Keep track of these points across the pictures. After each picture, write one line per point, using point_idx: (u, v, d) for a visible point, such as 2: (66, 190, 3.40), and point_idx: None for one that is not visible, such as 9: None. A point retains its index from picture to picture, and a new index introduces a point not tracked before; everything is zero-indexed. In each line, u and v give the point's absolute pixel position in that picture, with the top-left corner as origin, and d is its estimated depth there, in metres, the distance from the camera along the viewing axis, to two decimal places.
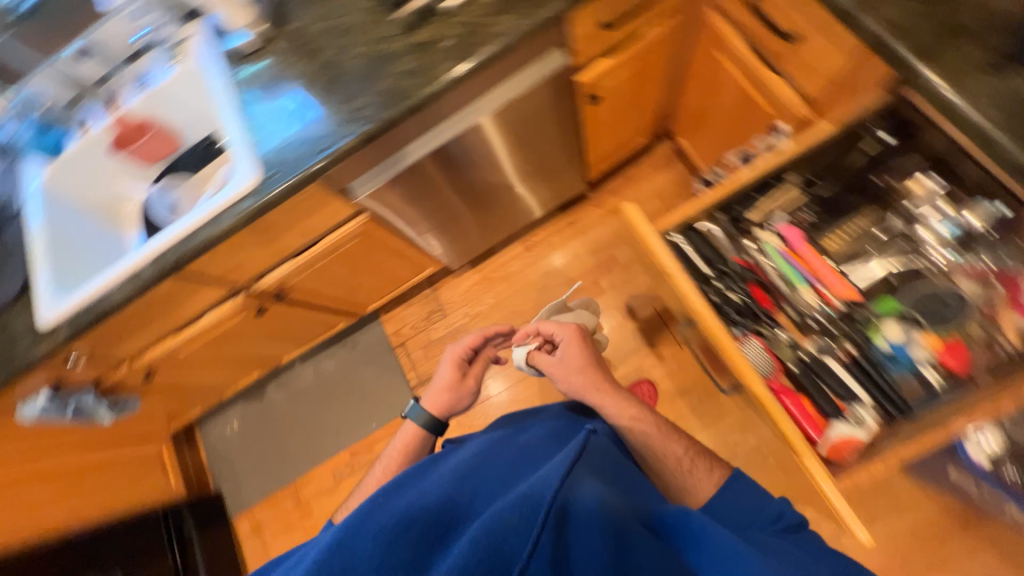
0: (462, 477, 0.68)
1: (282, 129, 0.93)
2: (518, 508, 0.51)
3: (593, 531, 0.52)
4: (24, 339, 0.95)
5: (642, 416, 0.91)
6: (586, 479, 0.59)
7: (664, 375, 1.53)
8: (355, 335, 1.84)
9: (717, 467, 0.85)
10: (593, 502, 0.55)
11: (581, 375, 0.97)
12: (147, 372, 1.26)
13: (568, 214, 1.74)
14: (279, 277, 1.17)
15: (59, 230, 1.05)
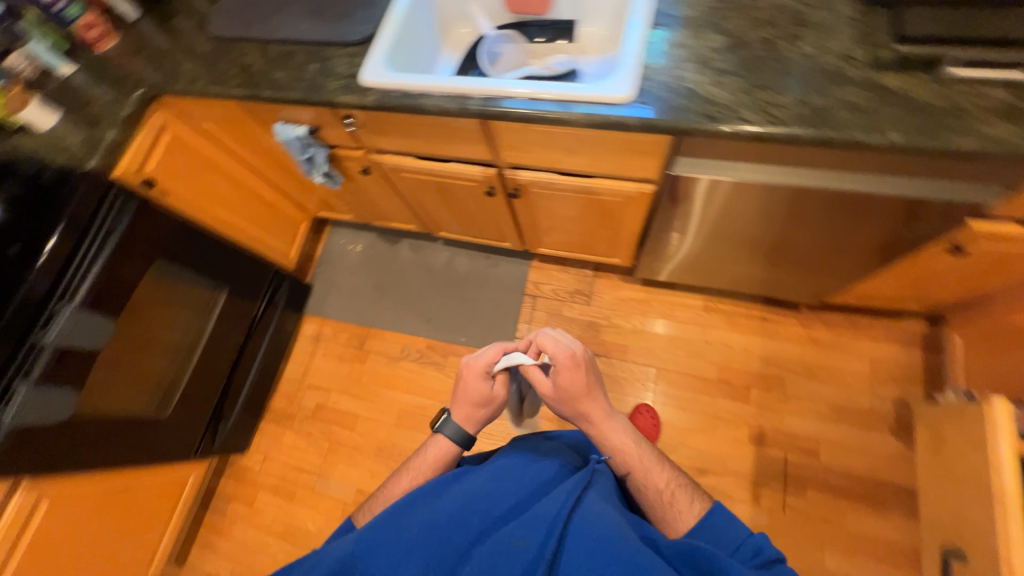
0: (492, 478, 0.73)
1: (690, 70, 0.85)
2: (534, 524, 0.63)
3: (594, 538, 0.61)
4: (341, 80, 1.01)
5: (628, 438, 0.85)
6: (598, 497, 0.68)
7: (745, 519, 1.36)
8: (501, 259, 1.82)
9: (697, 495, 0.79)
10: (604, 519, 0.63)
11: (582, 405, 0.84)
12: (365, 167, 1.30)
13: (764, 313, 1.57)
14: (529, 180, 1.14)
15: (408, 21, 1.07)
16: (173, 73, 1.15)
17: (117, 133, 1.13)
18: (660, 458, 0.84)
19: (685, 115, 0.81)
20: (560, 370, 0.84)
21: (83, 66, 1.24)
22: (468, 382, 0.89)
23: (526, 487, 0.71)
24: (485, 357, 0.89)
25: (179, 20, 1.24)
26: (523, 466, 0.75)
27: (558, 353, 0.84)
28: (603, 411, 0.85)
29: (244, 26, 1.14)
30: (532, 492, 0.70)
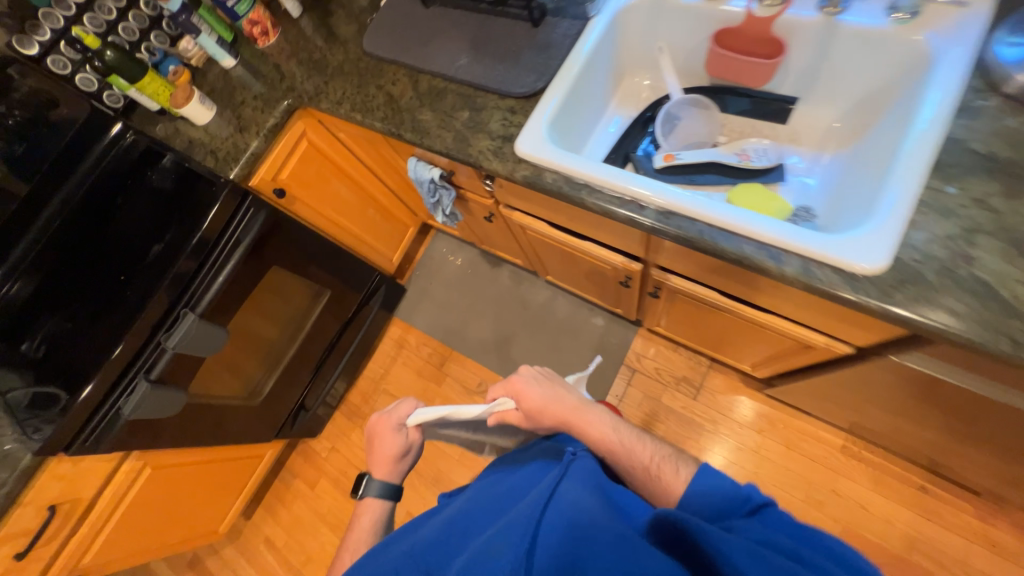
0: (472, 501, 0.65)
1: (998, 252, 0.58)
2: (501, 531, 0.52)
3: (563, 530, 0.49)
4: (493, 141, 0.87)
5: (609, 421, 0.74)
6: (576, 485, 0.57)
7: None
8: (604, 317, 1.64)
9: (679, 460, 0.68)
10: (578, 507, 0.52)
11: (559, 410, 0.75)
12: (491, 214, 1.17)
13: (926, 483, 1.23)
14: (684, 288, 0.93)
15: (580, 84, 0.88)
16: (322, 87, 1.08)
17: (261, 142, 1.11)
18: (645, 436, 0.73)
19: (968, 327, 0.55)
20: (521, 388, 0.78)
21: (243, 60, 1.22)
22: (379, 435, 0.82)
23: (502, 502, 0.62)
24: (390, 411, 0.83)
25: (338, 23, 1.16)
26: (504, 483, 0.67)
27: (518, 378, 0.80)
28: (571, 406, 0.76)
29: (402, 49, 1.02)
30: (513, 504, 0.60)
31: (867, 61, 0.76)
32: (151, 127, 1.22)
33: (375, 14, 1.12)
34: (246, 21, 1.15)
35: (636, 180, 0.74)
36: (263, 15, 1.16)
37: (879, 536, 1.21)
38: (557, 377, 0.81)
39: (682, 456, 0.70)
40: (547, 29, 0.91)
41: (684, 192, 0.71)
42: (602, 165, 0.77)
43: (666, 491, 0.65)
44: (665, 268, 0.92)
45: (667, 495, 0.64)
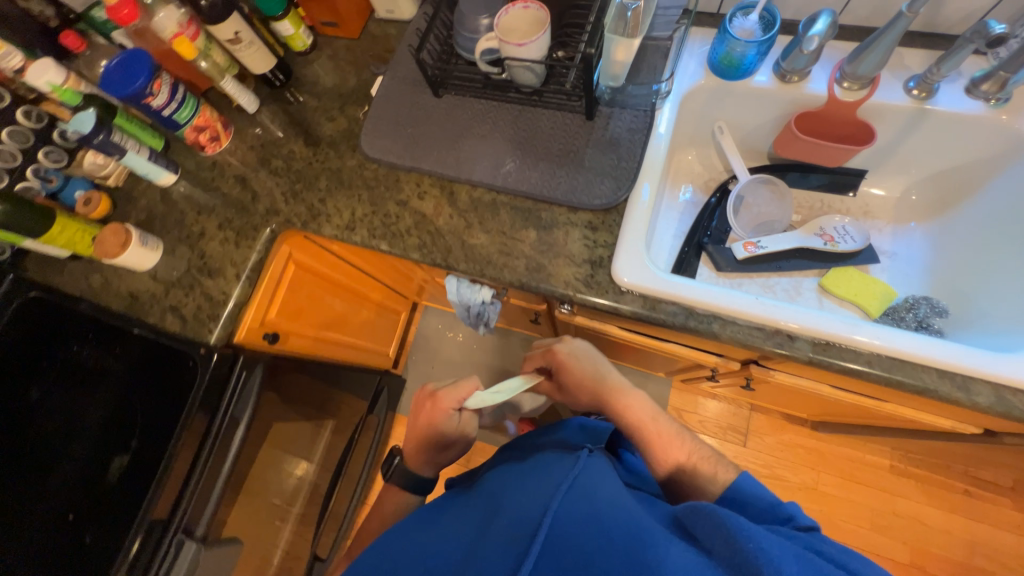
0: (474, 502, 0.62)
1: None
2: (518, 521, 0.51)
3: (578, 513, 0.50)
4: (581, 267, 0.72)
5: (650, 409, 0.73)
6: (594, 478, 0.56)
7: None
8: (635, 376, 1.54)
9: (718, 462, 0.66)
10: (596, 498, 0.53)
11: (601, 394, 0.76)
12: (539, 317, 1.02)
13: (967, 488, 1.31)
14: (791, 383, 0.86)
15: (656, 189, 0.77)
16: (319, 206, 0.85)
17: (245, 287, 0.84)
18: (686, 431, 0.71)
19: None
20: (564, 357, 0.81)
21: (186, 172, 0.94)
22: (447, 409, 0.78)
23: (501, 494, 0.60)
24: (453, 391, 0.78)
25: (316, 117, 0.93)
26: (505, 476, 0.64)
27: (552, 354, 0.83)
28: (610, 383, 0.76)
29: (423, 152, 0.83)
30: (524, 487, 0.59)
31: (955, 143, 0.73)
32: (62, 277, 0.89)
33: (368, 105, 0.91)
34: (190, 128, 0.87)
35: (778, 309, 0.64)
36: (211, 117, 0.89)
37: (941, 547, 1.27)
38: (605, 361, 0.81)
39: (722, 459, 0.67)
40: (608, 121, 0.78)
41: (835, 315, 0.63)
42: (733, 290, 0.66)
43: (702, 481, 0.64)
44: (771, 367, 0.84)
45: (700, 491, 0.64)
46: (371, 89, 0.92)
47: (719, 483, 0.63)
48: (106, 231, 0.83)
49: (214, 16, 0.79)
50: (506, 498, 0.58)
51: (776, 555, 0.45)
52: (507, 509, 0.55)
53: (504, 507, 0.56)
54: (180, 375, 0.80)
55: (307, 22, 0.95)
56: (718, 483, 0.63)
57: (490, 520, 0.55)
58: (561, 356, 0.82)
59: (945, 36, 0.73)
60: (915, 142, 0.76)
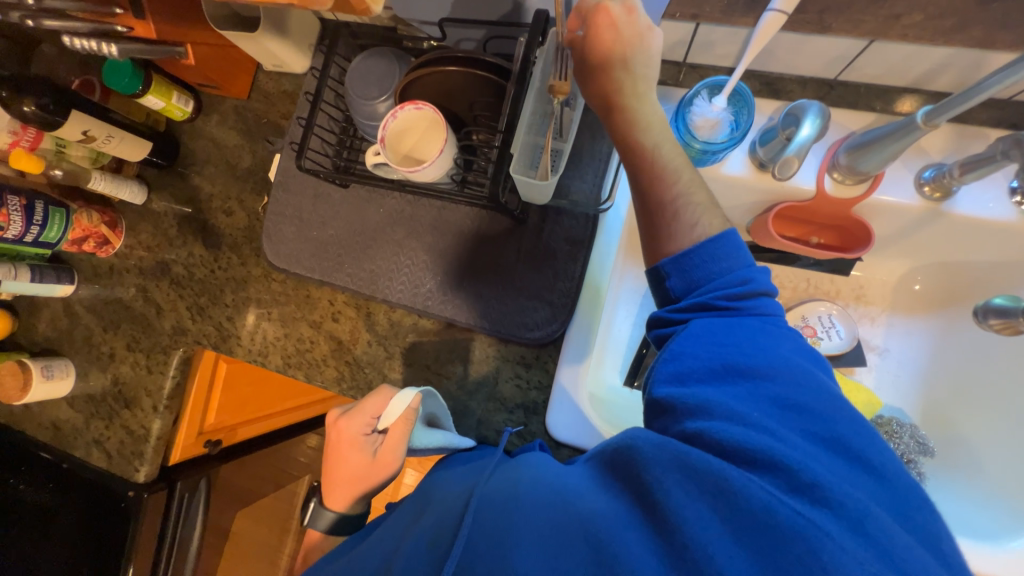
0: (407, 503, 0.50)
1: None
2: (434, 528, 0.41)
3: (505, 505, 0.39)
4: (512, 414, 0.64)
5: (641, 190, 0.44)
6: (524, 461, 0.44)
7: None
8: None
9: (704, 209, 0.43)
10: (523, 478, 0.41)
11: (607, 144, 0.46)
12: None
13: None
14: None
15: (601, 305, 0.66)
16: (228, 324, 0.76)
17: (165, 418, 0.78)
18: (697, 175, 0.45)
19: None
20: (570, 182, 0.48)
21: (85, 277, 0.83)
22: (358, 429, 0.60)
23: (429, 491, 0.49)
24: (357, 412, 0.60)
25: (213, 208, 0.79)
26: (440, 470, 0.53)
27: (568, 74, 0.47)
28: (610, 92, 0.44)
29: (333, 263, 0.71)
30: (446, 484, 0.48)
31: (973, 243, 0.59)
32: None
33: (267, 193, 0.76)
34: (67, 242, 0.76)
35: None
36: (90, 223, 0.76)
37: None
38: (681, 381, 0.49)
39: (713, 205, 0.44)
40: (542, 228, 0.64)
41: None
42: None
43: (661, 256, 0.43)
44: None
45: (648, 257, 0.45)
46: (269, 172, 0.77)
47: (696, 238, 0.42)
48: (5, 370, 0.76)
49: (48, 122, 0.64)
50: (429, 493, 0.48)
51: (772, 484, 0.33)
52: (425, 510, 0.44)
53: (422, 509, 0.45)
54: (119, 517, 0.78)
55: (182, 86, 0.77)
56: (690, 241, 0.42)
57: (414, 518, 0.45)
58: (590, 14, 0.45)
59: (983, 100, 0.55)
60: (922, 238, 0.61)
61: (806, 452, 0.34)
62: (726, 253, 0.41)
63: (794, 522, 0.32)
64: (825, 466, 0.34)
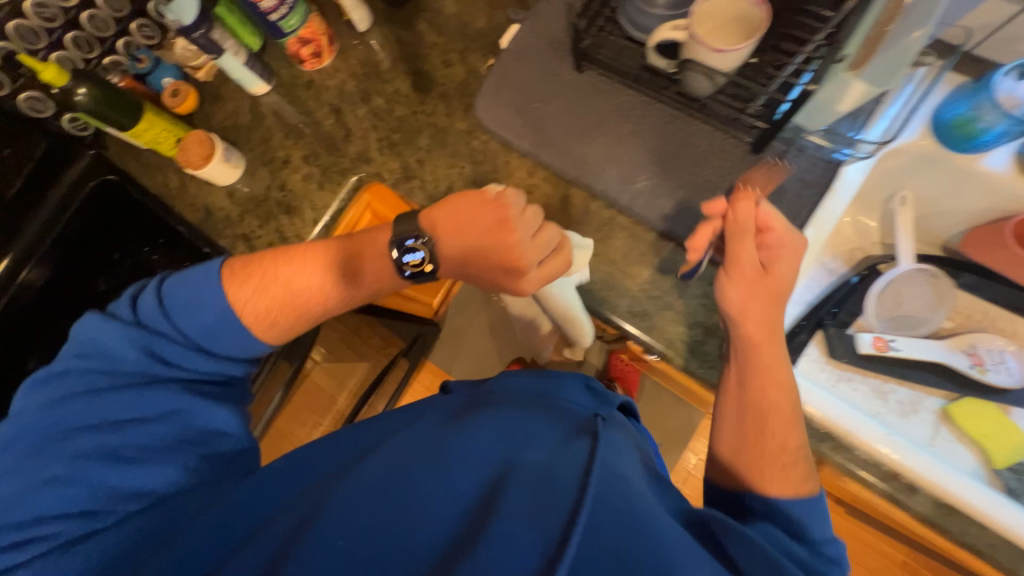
0: (480, 416, 0.47)
1: None
2: (540, 483, 0.38)
3: (625, 500, 0.38)
4: (690, 330, 0.63)
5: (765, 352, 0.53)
6: (625, 455, 0.43)
7: None
8: None
9: (790, 466, 0.48)
10: (631, 487, 0.39)
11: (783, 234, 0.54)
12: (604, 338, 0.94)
13: None
14: (842, 488, 0.79)
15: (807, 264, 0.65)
16: (414, 168, 0.76)
17: (320, 236, 0.78)
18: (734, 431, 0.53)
19: None
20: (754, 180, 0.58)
21: (279, 82, 0.84)
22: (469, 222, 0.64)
23: (516, 423, 0.45)
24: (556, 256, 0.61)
25: (432, 57, 0.80)
26: (511, 393, 0.51)
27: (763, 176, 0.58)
28: (760, 270, 0.54)
29: (544, 138, 0.71)
30: (535, 432, 0.44)
31: None
32: (138, 166, 0.85)
33: (493, 57, 0.77)
34: (295, 38, 0.77)
35: (920, 454, 0.55)
36: (319, 29, 0.78)
37: None
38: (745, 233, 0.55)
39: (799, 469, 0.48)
40: (778, 164, 0.64)
41: (945, 462, 0.56)
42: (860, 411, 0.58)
43: (752, 483, 0.48)
44: (840, 476, 0.76)
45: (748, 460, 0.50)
46: (502, 39, 0.77)
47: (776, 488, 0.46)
48: (191, 137, 0.76)
49: None
50: (519, 428, 0.44)
51: None
52: (521, 450, 0.42)
53: (524, 449, 0.42)
54: None
55: None
56: (783, 490, 0.46)
57: (503, 453, 0.42)
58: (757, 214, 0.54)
59: None
60: None
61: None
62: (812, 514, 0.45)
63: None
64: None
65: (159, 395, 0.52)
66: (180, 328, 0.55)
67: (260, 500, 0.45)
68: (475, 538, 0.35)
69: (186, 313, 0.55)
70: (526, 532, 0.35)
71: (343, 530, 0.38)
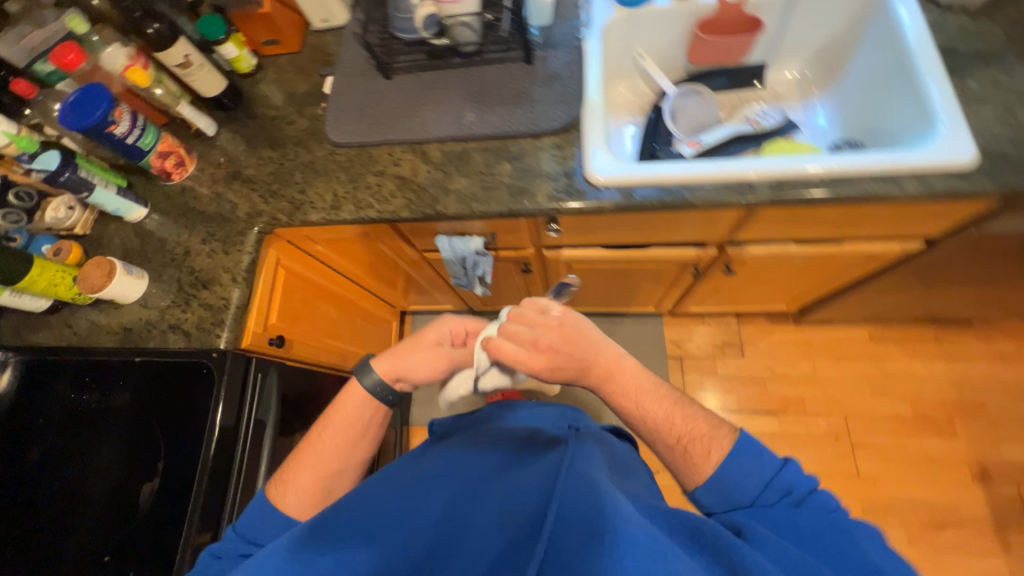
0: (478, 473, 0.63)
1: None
2: (509, 503, 0.55)
3: (573, 495, 0.52)
4: (557, 181, 0.80)
5: (633, 390, 0.66)
6: (586, 459, 0.58)
7: (988, 556, 1.23)
8: (628, 321, 1.59)
9: (712, 440, 0.62)
10: (596, 486, 0.53)
11: (573, 342, 0.65)
12: (529, 265, 1.08)
13: (936, 335, 1.45)
14: (750, 255, 0.97)
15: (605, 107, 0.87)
16: (301, 197, 0.88)
17: (244, 289, 0.85)
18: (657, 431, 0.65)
19: None
20: (517, 328, 0.65)
21: (156, 204, 0.94)
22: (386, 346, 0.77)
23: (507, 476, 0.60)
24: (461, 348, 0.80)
25: (278, 125, 0.97)
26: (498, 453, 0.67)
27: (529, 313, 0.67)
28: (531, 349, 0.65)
29: (388, 127, 0.90)
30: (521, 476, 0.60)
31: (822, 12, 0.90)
32: (43, 331, 0.86)
33: (324, 102, 0.97)
34: (155, 154, 0.89)
35: (745, 162, 0.74)
36: (173, 143, 0.92)
37: (935, 394, 1.40)
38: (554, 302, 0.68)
39: (718, 430, 0.64)
40: (545, 60, 0.88)
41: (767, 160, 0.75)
42: (773, 158, 0.74)
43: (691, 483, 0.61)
44: (737, 242, 0.94)
45: (693, 476, 0.61)
46: (324, 88, 0.98)
47: (705, 477, 0.60)
48: (87, 266, 0.81)
49: (161, 44, 0.83)
50: (505, 481, 0.59)
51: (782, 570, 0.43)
52: (507, 484, 0.59)
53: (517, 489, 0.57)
54: (198, 387, 0.79)
55: (248, 44, 1.01)
56: (714, 466, 0.60)
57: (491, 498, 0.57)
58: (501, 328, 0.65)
59: None
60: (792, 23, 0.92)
61: (792, 557, 0.46)
62: (750, 465, 0.58)
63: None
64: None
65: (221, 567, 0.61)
66: (236, 534, 0.66)
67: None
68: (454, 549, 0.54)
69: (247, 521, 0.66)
70: (488, 542, 0.53)
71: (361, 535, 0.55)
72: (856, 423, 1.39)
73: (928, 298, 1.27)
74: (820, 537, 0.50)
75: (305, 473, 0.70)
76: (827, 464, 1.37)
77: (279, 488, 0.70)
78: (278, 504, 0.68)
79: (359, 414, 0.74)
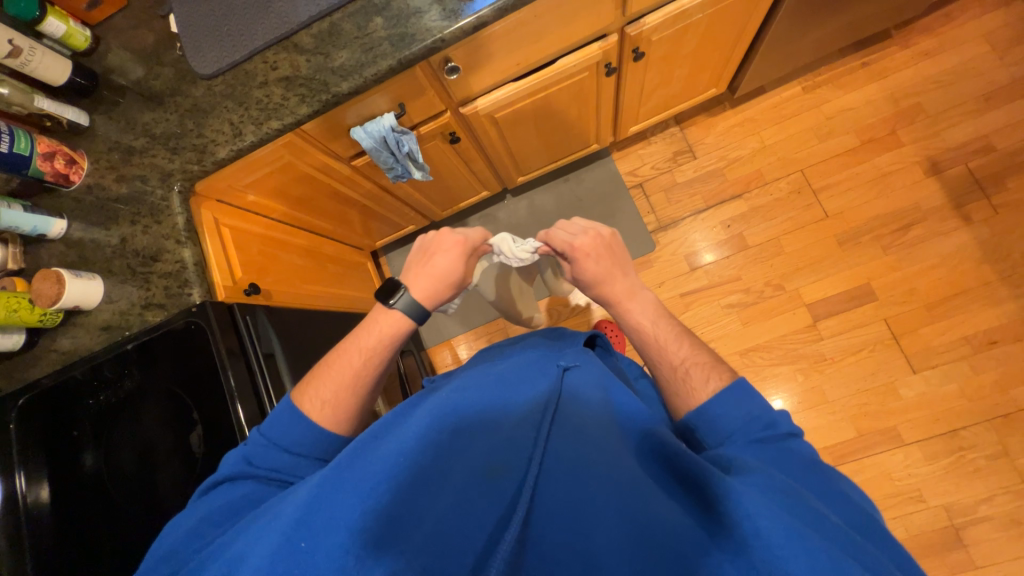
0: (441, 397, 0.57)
1: None
2: (505, 446, 0.50)
3: (574, 452, 0.49)
4: (432, 11, 0.78)
5: (652, 309, 0.70)
6: (576, 398, 0.55)
7: (953, 231, 1.36)
8: (582, 172, 1.60)
9: (713, 369, 0.61)
10: (584, 429, 0.51)
11: (606, 256, 0.75)
12: (454, 133, 1.07)
13: (860, 61, 1.49)
14: (651, 28, 0.96)
15: None
16: (203, 142, 0.87)
17: (193, 246, 0.87)
18: (677, 336, 0.67)
19: None
20: (584, 249, 0.75)
21: (69, 213, 0.91)
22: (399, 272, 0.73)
23: (480, 399, 0.55)
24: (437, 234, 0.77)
25: (146, 86, 0.93)
26: (477, 379, 0.61)
27: (596, 232, 0.77)
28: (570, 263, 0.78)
29: (249, 35, 0.85)
30: (501, 397, 0.55)
31: None
32: (32, 368, 0.88)
33: (178, 42, 0.92)
34: (40, 158, 0.84)
35: None
36: (52, 143, 0.86)
37: (874, 114, 1.46)
38: (598, 228, 0.77)
39: (718, 365, 0.62)
40: None
41: None
42: None
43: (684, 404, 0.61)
44: (634, 16, 0.94)
45: (689, 399, 0.60)
46: (172, 29, 0.93)
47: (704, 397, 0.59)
48: (35, 282, 0.81)
49: None
50: (483, 410, 0.54)
51: (760, 501, 0.40)
52: (496, 409, 0.54)
53: (497, 416, 0.53)
54: (194, 340, 0.82)
55: (73, 16, 0.92)
56: (709, 393, 0.58)
57: (463, 433, 0.51)
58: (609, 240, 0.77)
59: None
60: None
61: (784, 485, 0.43)
62: (739, 397, 0.55)
63: (747, 516, 0.39)
64: (778, 512, 0.39)
65: (244, 484, 0.60)
66: (265, 441, 0.63)
67: (260, 533, 0.45)
68: (438, 495, 0.46)
69: (274, 426, 0.63)
70: (486, 493, 0.47)
71: (341, 488, 0.46)
72: (812, 171, 1.47)
73: (841, 23, 1.28)
74: (807, 471, 0.47)
75: (343, 388, 0.66)
76: (799, 219, 1.45)
77: (312, 401, 0.66)
78: (311, 415, 0.64)
79: (388, 327, 0.70)
